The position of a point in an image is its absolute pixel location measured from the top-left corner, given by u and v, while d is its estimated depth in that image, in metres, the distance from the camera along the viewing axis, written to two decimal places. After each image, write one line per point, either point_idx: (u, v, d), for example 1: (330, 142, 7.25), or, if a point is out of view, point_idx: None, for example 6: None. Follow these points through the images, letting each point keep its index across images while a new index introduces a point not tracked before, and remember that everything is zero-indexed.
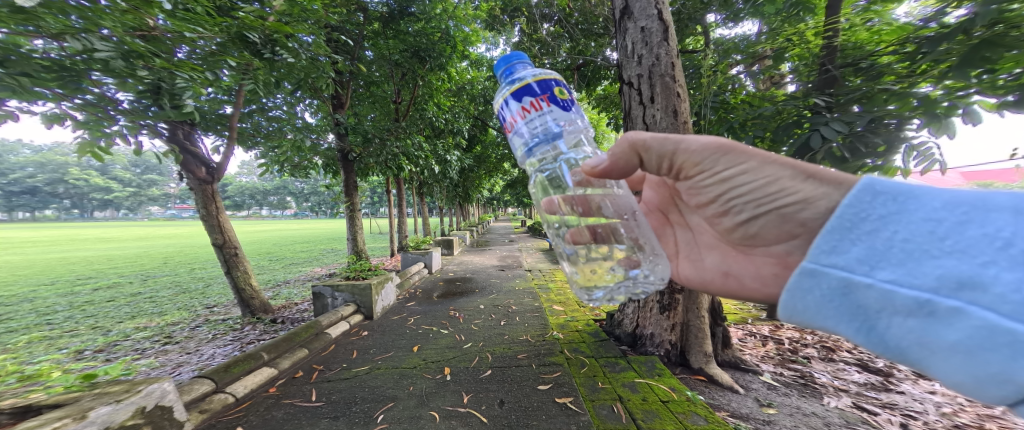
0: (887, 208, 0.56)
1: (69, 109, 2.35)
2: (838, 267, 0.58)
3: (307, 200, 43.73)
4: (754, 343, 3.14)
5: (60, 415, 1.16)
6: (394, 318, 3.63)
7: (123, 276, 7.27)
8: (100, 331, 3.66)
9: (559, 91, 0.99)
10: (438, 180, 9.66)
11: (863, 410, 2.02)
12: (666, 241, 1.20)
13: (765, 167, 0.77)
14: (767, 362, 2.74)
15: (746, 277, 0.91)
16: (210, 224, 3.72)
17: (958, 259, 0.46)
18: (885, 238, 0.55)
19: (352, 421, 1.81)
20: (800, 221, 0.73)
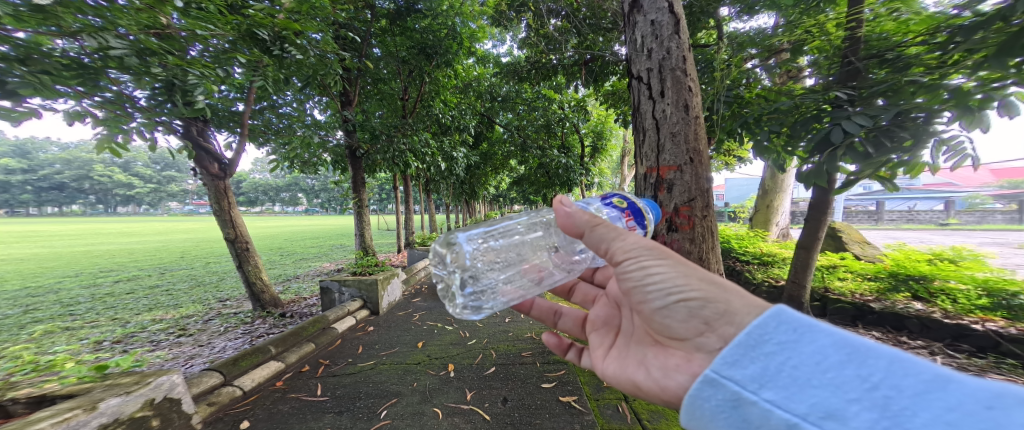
0: (786, 335, 0.57)
1: (90, 107, 2.41)
2: (733, 381, 0.59)
3: (318, 197, 44.67)
4: None
5: (71, 406, 1.21)
6: (399, 313, 3.66)
7: (143, 269, 7.52)
8: (119, 323, 3.79)
9: (619, 202, 1.20)
10: (445, 177, 9.68)
11: None
12: (608, 330, 1.15)
13: (678, 264, 0.80)
14: None
15: (654, 371, 0.88)
16: (223, 218, 3.79)
17: (831, 394, 0.49)
18: (778, 361, 0.56)
19: (356, 417, 1.82)
20: (703, 318, 0.73)
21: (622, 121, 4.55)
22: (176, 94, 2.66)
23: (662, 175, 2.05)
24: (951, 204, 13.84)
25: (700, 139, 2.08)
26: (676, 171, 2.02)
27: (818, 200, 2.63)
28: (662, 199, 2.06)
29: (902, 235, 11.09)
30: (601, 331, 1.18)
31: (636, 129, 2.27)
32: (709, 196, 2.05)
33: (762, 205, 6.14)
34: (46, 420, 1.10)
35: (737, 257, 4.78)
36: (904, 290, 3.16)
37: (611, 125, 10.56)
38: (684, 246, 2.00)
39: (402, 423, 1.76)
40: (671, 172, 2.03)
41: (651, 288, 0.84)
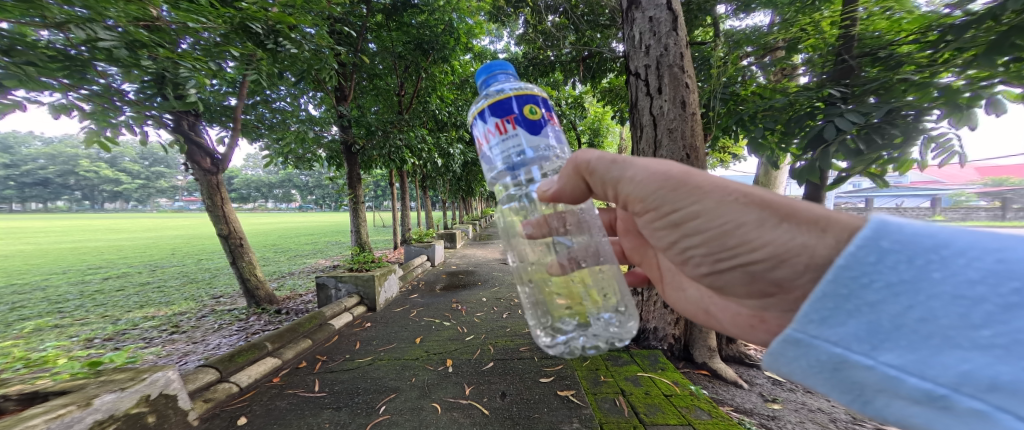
0: (900, 273, 0.44)
1: (76, 100, 2.35)
2: (831, 342, 0.50)
3: (312, 193, 44.33)
4: None
5: (65, 402, 1.20)
6: (396, 309, 3.65)
7: (134, 266, 7.42)
8: (111, 320, 3.74)
9: (530, 109, 0.96)
10: (442, 173, 9.68)
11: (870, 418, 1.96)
12: (654, 266, 1.19)
13: (726, 214, 0.69)
14: None
15: (724, 320, 0.90)
16: (217, 214, 3.75)
17: (997, 361, 0.36)
18: (894, 314, 0.45)
19: (355, 412, 1.82)
20: (776, 278, 0.65)
21: (619, 117, 4.57)
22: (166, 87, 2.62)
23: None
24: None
25: (697, 135, 2.11)
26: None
27: (810, 195, 2.67)
28: None
29: None
30: (646, 266, 1.23)
31: (633, 125, 2.29)
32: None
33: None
34: (39, 417, 1.09)
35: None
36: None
37: (608, 122, 10.60)
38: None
39: (401, 418, 1.77)
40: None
41: (701, 249, 0.79)
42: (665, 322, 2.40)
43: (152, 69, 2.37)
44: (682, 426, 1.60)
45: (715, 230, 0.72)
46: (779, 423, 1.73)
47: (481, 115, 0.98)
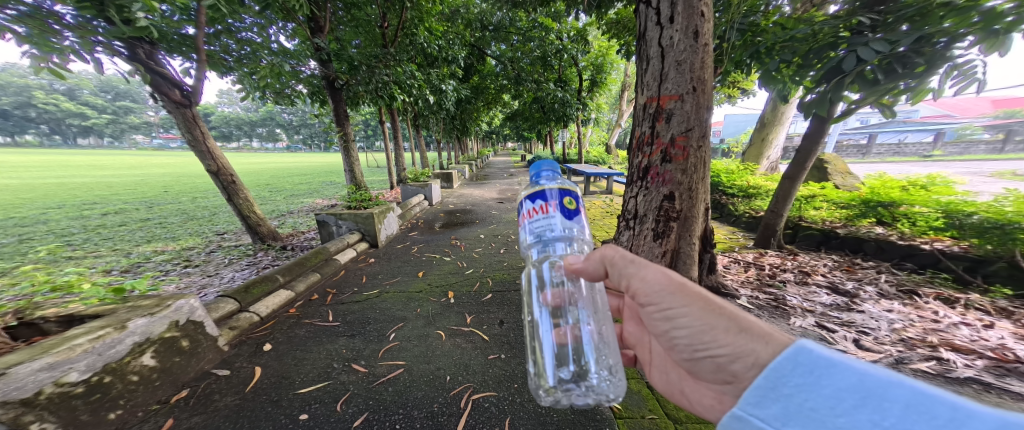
0: (805, 376, 0.59)
1: (5, 22, 2.06)
2: (755, 420, 0.62)
3: (299, 132, 42.27)
4: (736, 269, 2.79)
5: (101, 325, 1.34)
6: (398, 246, 3.80)
7: (128, 201, 7.34)
8: (122, 253, 3.83)
9: (570, 201, 1.03)
10: (435, 112, 9.20)
11: (822, 328, 1.86)
12: (645, 346, 1.23)
13: (706, 314, 0.80)
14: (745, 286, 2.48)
15: (695, 401, 0.96)
16: (200, 150, 3.61)
17: None
18: (797, 402, 0.59)
19: (368, 339, 2.03)
20: (732, 372, 0.75)
21: (624, 52, 4.22)
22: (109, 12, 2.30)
23: (662, 105, 2.04)
24: (940, 138, 14.14)
25: (707, 67, 2.00)
26: (678, 102, 2.01)
27: (814, 130, 2.66)
28: (659, 130, 2.10)
29: (884, 166, 11.44)
30: (638, 346, 1.26)
31: (641, 58, 2.19)
32: (707, 127, 2.09)
33: (757, 139, 6.20)
34: (81, 337, 1.24)
35: (725, 190, 4.80)
36: (871, 215, 3.16)
37: (613, 58, 9.81)
38: (676, 177, 2.13)
39: (411, 344, 1.98)
40: (672, 101, 2.02)
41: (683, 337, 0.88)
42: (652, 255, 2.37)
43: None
44: None
45: (698, 327, 0.82)
46: None
47: (521, 200, 1.07)
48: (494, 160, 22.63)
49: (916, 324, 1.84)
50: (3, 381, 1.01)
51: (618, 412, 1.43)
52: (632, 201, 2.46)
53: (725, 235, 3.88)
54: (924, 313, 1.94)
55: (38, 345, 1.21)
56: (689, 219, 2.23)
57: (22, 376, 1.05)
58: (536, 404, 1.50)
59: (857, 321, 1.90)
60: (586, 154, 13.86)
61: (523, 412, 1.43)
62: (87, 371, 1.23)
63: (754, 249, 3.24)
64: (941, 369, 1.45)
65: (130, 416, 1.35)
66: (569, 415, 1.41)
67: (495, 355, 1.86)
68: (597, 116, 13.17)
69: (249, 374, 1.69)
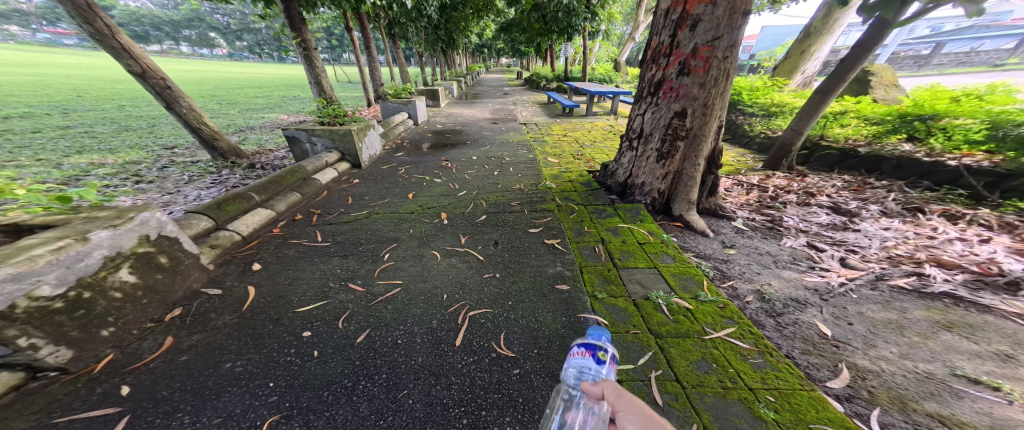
0: None
1: None
2: None
3: (240, 38, 35.48)
4: (739, 192, 2.92)
5: (58, 235, 1.14)
6: (383, 167, 3.51)
7: (33, 106, 6.00)
8: (50, 165, 3.20)
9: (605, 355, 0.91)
10: (414, 19, 7.94)
11: (813, 248, 2.07)
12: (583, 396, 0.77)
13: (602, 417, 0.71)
14: (743, 208, 2.62)
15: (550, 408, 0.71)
16: (111, 46, 2.86)
17: None
18: None
19: (362, 259, 1.95)
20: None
21: None
22: None
23: (689, 9, 1.99)
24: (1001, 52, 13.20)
25: None
26: (708, 4, 1.92)
27: (870, 36, 2.49)
28: (681, 39, 2.05)
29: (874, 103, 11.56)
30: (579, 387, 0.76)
31: None
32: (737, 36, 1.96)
33: (795, 52, 5.95)
34: (38, 248, 1.05)
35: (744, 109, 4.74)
36: (902, 132, 3.02)
37: None
38: (692, 91, 2.09)
39: (405, 264, 1.93)
40: (700, 6, 1.95)
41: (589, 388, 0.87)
42: (653, 176, 2.45)
43: None
44: (648, 269, 1.89)
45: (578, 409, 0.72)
46: (729, 266, 1.93)
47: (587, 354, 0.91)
48: (480, 79, 20.68)
49: (910, 241, 2.04)
50: None
51: (605, 326, 1.48)
52: (638, 119, 2.49)
53: (735, 158, 3.95)
54: (922, 230, 2.14)
55: None
56: (699, 138, 2.21)
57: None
58: (529, 317, 1.54)
59: (850, 240, 2.12)
60: (592, 71, 12.84)
61: (516, 327, 1.47)
62: (61, 284, 1.08)
63: (761, 171, 3.36)
64: (917, 285, 1.67)
65: (126, 334, 1.27)
66: (560, 329, 1.46)
67: (490, 275, 1.87)
68: (605, 28, 12.05)
69: (244, 293, 1.60)
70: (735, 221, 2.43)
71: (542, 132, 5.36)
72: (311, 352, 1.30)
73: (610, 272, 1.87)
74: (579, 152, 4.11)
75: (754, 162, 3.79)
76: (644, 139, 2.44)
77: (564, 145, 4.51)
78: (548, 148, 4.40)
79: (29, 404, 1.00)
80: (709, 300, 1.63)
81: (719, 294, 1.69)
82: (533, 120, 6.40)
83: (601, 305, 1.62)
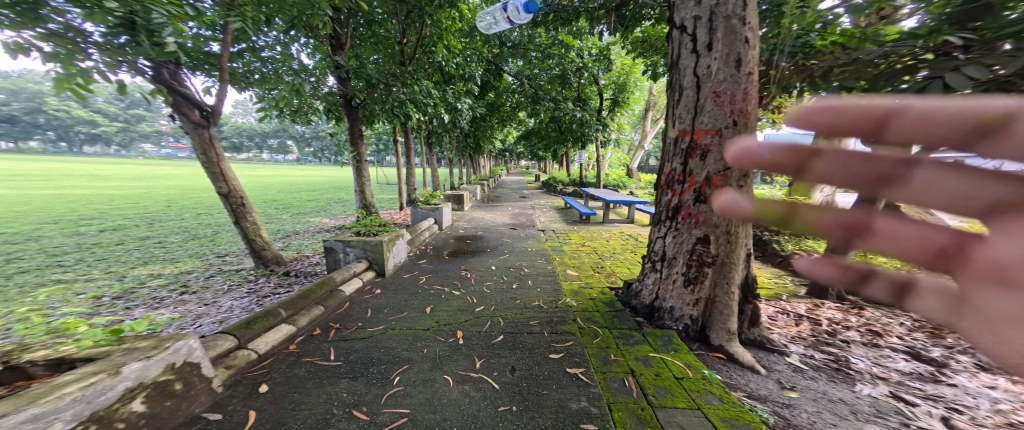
0: None
1: (33, 39, 2.02)
2: None
3: (309, 145, 42.87)
4: (786, 321, 2.65)
5: (94, 370, 1.19)
6: (405, 275, 3.63)
7: (129, 218, 7.18)
8: (115, 276, 3.66)
9: None
10: (448, 130, 9.28)
11: (901, 400, 1.69)
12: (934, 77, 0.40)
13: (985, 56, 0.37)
14: (798, 342, 2.32)
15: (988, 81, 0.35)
16: (212, 171, 3.52)
17: None
18: None
19: (370, 383, 1.83)
20: None
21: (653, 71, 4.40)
22: (138, 34, 2.30)
23: (697, 138, 2.16)
24: None
25: (751, 97, 2.06)
26: (715, 136, 2.10)
27: None
28: (693, 167, 2.19)
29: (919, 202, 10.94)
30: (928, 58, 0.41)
31: (675, 86, 2.35)
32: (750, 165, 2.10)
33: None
34: (71, 385, 1.11)
35: (768, 226, 4.75)
36: None
37: (636, 76, 10.14)
38: (712, 218, 2.15)
39: (415, 390, 1.79)
40: (707, 136, 2.12)
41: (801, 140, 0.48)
42: (683, 302, 2.31)
43: (119, 11, 2.11)
44: (691, 411, 1.59)
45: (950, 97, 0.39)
46: (796, 412, 1.58)
47: None
48: (503, 180, 22.78)
49: None
50: None
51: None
52: (658, 240, 2.47)
53: (771, 279, 3.74)
54: None
55: (20, 395, 1.06)
56: (726, 265, 2.17)
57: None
58: None
59: (948, 396, 1.73)
60: (606, 177, 13.81)
61: None
62: (71, 422, 1.07)
63: (806, 298, 3.10)
64: None
65: None
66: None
67: (506, 407, 1.66)
68: (616, 136, 13.49)
69: (244, 418, 1.52)
70: (788, 357, 2.12)
71: (561, 239, 5.51)
72: None
73: (645, 411, 1.60)
74: (599, 265, 4.09)
75: (794, 285, 3.55)
76: (668, 261, 2.37)
77: (583, 255, 4.54)
78: (567, 257, 4.44)
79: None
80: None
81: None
82: (551, 225, 6.66)
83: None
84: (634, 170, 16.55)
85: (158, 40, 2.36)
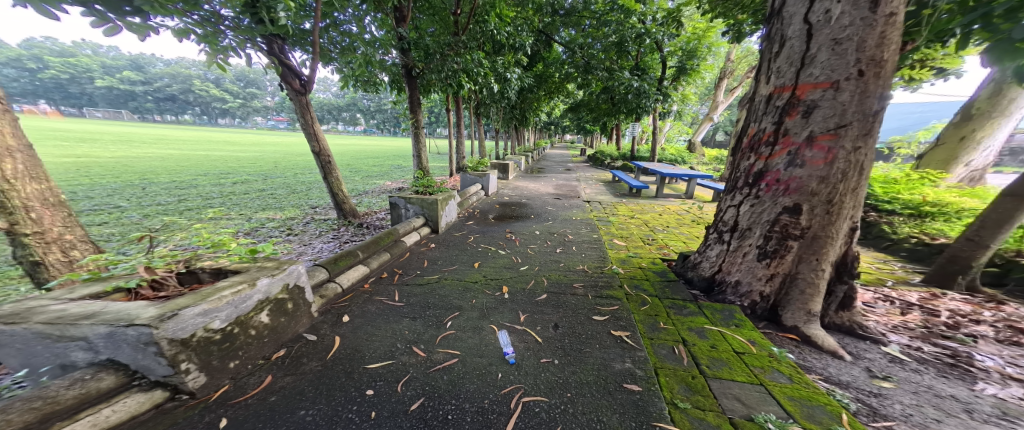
0: None
1: (192, 25, 2.52)
2: None
3: (377, 119, 46.86)
4: (887, 310, 2.24)
5: (240, 280, 1.56)
6: (456, 234, 3.91)
7: (247, 174, 8.83)
8: (245, 217, 4.63)
9: None
10: (496, 100, 9.38)
11: None
12: None
13: None
14: (899, 333, 1.96)
15: None
16: (308, 133, 4.13)
17: None
18: None
19: (427, 324, 2.08)
20: None
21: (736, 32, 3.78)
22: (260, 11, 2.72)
23: (800, 95, 1.86)
24: None
25: (888, 46, 1.67)
26: (826, 90, 1.77)
27: None
28: (791, 127, 1.90)
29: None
30: None
31: (779, 38, 2.02)
32: (874, 122, 1.72)
33: (951, 138, 4.73)
34: (227, 289, 1.45)
35: (879, 206, 3.92)
36: None
37: (712, 36, 8.81)
38: (808, 185, 1.85)
39: (464, 334, 1.98)
40: (815, 91, 1.81)
41: None
42: (752, 276, 2.13)
43: None
44: (751, 385, 1.48)
45: None
46: (887, 402, 1.37)
47: None
48: (550, 153, 22.33)
49: None
50: (176, 322, 1.21)
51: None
52: (730, 209, 2.29)
53: (873, 263, 3.15)
54: None
55: (198, 291, 1.44)
56: (820, 241, 1.89)
57: (186, 318, 1.25)
58: (589, 419, 1.34)
59: None
60: (663, 151, 12.68)
61: (575, 426, 1.30)
62: (225, 320, 1.44)
63: (920, 286, 2.56)
64: None
65: (243, 368, 1.55)
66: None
67: (548, 360, 1.75)
68: (678, 107, 12.15)
69: (331, 342, 1.85)
70: (886, 346, 1.82)
71: (608, 211, 5.31)
72: (369, 413, 1.35)
73: (695, 379, 1.54)
74: (650, 237, 3.89)
75: (905, 271, 2.95)
76: (740, 233, 2.19)
77: (632, 227, 4.34)
78: (614, 228, 4.29)
79: (157, 422, 1.23)
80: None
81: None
82: (597, 197, 6.43)
83: (685, 417, 1.32)
84: (697, 143, 14.86)
85: (273, 16, 2.77)
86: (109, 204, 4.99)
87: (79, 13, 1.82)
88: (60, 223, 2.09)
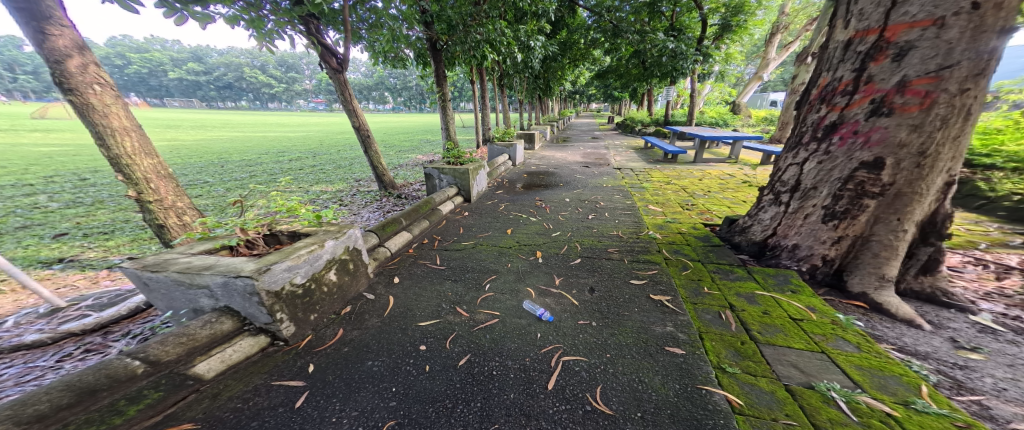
0: None
1: (239, 10, 2.67)
2: None
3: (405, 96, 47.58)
4: (982, 276, 2.00)
5: (312, 241, 1.76)
6: (488, 203, 4.01)
7: (296, 152, 9.53)
8: (305, 190, 5.09)
9: None
10: (519, 70, 9.12)
11: None
12: None
13: None
14: (996, 301, 1.76)
15: None
16: (348, 109, 4.33)
17: None
18: None
19: (468, 285, 2.22)
20: None
21: None
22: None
23: (890, 36, 1.62)
24: None
25: None
26: (927, 28, 1.52)
27: None
28: (876, 73, 1.68)
29: None
30: None
31: None
32: (992, 60, 1.44)
33: None
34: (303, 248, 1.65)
35: (973, 163, 3.38)
36: None
37: None
38: (895, 136, 1.65)
39: (503, 295, 2.09)
40: (911, 30, 1.57)
41: None
42: (815, 239, 2.01)
43: None
44: (811, 352, 1.44)
45: None
46: (975, 375, 1.27)
47: None
48: (577, 123, 21.58)
49: None
50: (269, 274, 1.42)
51: (739, 407, 1.20)
52: (791, 168, 2.15)
53: (962, 227, 2.77)
54: None
55: (281, 250, 1.65)
56: (905, 200, 1.69)
57: (277, 272, 1.45)
58: (631, 377, 1.39)
59: None
60: (703, 115, 11.74)
61: (615, 383, 1.36)
62: (305, 276, 1.65)
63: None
64: None
65: (321, 320, 1.78)
66: (672, 397, 1.27)
67: (585, 322, 1.80)
68: (721, 67, 11.00)
69: (387, 301, 2.04)
70: (974, 315, 1.66)
71: (641, 177, 5.11)
72: (425, 366, 1.48)
73: (745, 345, 1.52)
74: (689, 202, 3.71)
75: (1006, 234, 2.57)
76: (804, 193, 2.05)
77: (668, 193, 4.16)
78: (649, 194, 4.14)
79: (264, 362, 1.48)
80: (936, 413, 1.09)
81: (954, 407, 1.12)
82: (628, 165, 6.19)
83: (734, 381, 1.32)
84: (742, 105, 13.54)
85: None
86: (200, 179, 5.70)
87: (154, 5, 2.01)
88: (173, 192, 2.53)
